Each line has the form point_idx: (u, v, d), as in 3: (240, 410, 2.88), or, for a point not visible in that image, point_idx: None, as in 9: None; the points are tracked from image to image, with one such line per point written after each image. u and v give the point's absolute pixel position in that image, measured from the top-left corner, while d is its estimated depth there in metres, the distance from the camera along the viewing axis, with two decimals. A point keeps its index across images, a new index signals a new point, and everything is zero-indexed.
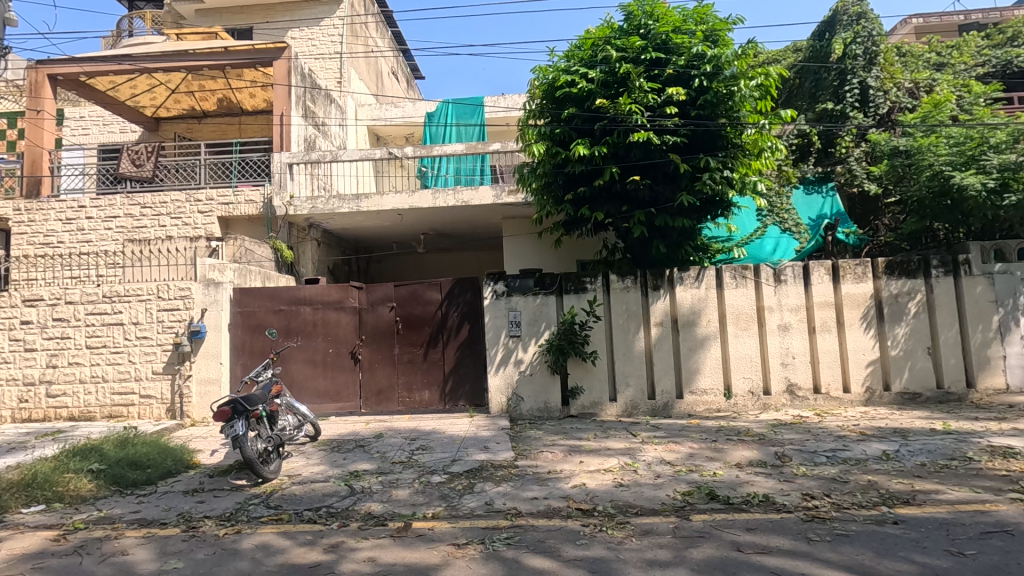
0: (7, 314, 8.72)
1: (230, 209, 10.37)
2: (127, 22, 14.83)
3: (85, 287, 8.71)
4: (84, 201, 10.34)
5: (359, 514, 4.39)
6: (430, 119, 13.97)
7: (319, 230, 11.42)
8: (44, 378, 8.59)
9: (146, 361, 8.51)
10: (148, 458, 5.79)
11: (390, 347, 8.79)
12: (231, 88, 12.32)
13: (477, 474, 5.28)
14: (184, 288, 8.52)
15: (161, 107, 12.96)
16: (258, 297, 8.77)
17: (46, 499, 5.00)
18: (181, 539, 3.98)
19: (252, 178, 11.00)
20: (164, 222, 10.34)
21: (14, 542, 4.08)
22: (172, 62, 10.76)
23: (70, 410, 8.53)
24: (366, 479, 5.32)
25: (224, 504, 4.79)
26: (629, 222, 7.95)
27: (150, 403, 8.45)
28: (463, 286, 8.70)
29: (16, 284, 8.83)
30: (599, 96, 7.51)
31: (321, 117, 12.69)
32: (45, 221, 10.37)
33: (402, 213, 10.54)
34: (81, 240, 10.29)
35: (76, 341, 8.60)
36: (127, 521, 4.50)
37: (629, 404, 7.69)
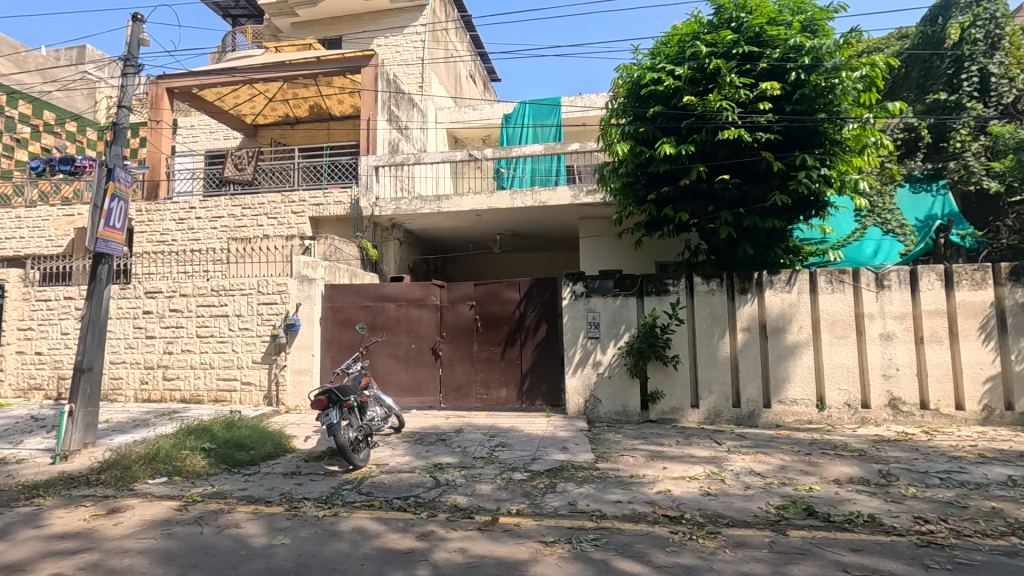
0: (132, 304, 9.70)
1: (321, 210, 10.98)
2: (232, 37, 16.09)
3: (196, 281, 9.54)
4: (195, 202, 11.31)
5: (446, 506, 4.53)
6: (508, 120, 14.18)
7: (402, 230, 11.85)
8: (161, 363, 9.49)
9: (247, 351, 9.20)
10: (252, 441, 6.26)
11: (469, 345, 9.00)
12: (322, 96, 13.05)
13: (558, 474, 5.29)
14: (282, 284, 9.13)
15: (260, 115, 13.93)
16: (347, 293, 9.24)
17: (167, 472, 5.54)
18: (286, 518, 4.28)
19: (341, 179, 11.57)
20: (262, 222, 11.12)
21: (144, 509, 4.55)
22: (271, 72, 11.54)
23: (182, 392, 9.37)
24: (450, 472, 5.48)
25: (320, 487, 5.10)
26: (715, 222, 7.69)
27: (250, 390, 9.13)
28: (542, 286, 8.75)
29: (138, 277, 9.80)
30: (686, 93, 7.32)
31: (404, 120, 13.15)
32: (161, 221, 11.43)
33: (480, 214, 10.74)
34: (191, 238, 11.27)
35: (188, 330, 9.44)
36: (237, 497, 4.90)
37: (711, 411, 7.44)
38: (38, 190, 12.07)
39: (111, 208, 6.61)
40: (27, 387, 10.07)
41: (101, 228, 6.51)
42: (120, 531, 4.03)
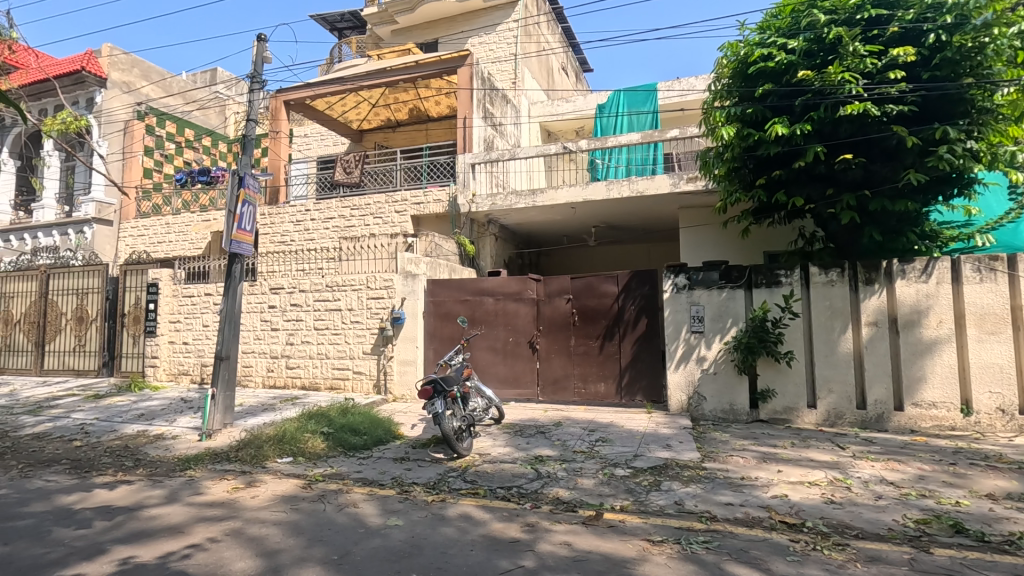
0: (259, 299, 10.70)
1: (421, 208, 11.40)
2: (339, 49, 17.24)
3: (312, 278, 10.33)
4: (310, 205, 12.23)
5: (548, 498, 4.56)
6: (602, 110, 13.90)
7: (498, 226, 12.08)
8: (284, 353, 10.41)
9: (358, 342, 9.83)
10: (364, 426, 6.67)
11: (566, 339, 8.99)
12: (421, 98, 13.57)
13: (662, 472, 5.13)
14: (388, 279, 9.65)
15: (364, 120, 14.77)
16: (448, 287, 9.59)
17: (293, 452, 6.06)
18: (398, 501, 4.52)
19: (439, 178, 11.98)
20: (369, 221, 11.79)
21: (275, 485, 5.02)
22: (374, 79, 12.16)
23: (302, 380, 10.22)
24: (551, 465, 5.51)
25: (428, 473, 5.33)
26: (835, 207, 7.05)
27: (361, 378, 9.75)
28: (641, 279, 8.54)
29: (264, 275, 10.79)
30: (801, 67, 6.76)
31: (498, 117, 13.35)
32: (281, 223, 12.48)
33: (576, 207, 10.66)
34: (307, 238, 12.21)
35: (306, 322, 10.26)
36: (354, 479, 5.25)
37: (831, 413, 6.85)
38: (182, 199, 13.67)
39: (242, 213, 7.33)
40: (177, 372, 11.48)
41: (234, 231, 7.24)
42: (257, 503, 4.46)
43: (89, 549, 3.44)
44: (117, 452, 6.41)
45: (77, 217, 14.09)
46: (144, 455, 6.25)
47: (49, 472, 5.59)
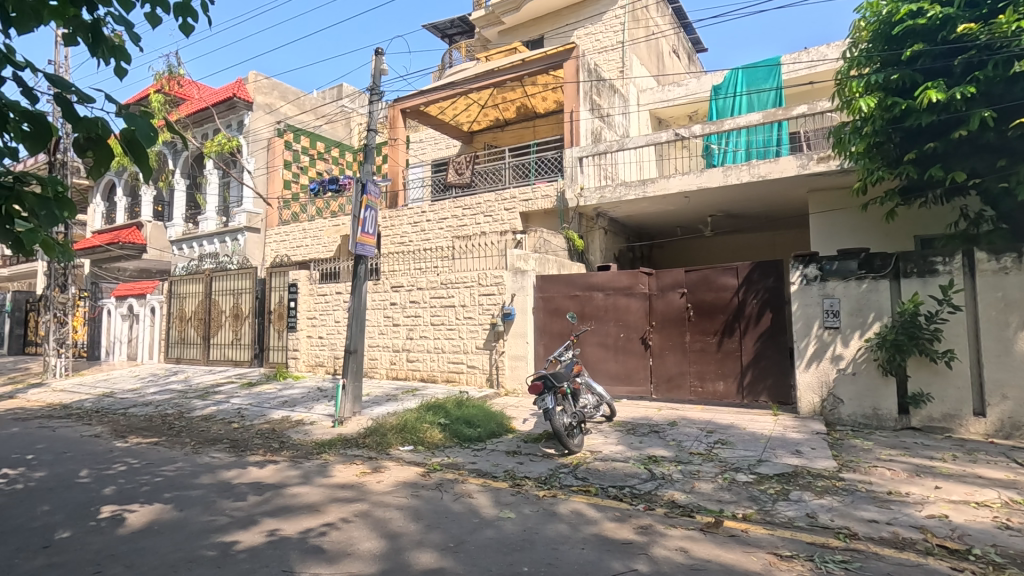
0: (382, 297, 11.48)
1: (530, 205, 11.51)
2: (450, 55, 17.96)
3: (429, 276, 10.88)
4: (425, 207, 12.86)
5: (663, 500, 4.39)
6: (717, 92, 13.01)
7: (606, 219, 11.86)
8: (405, 346, 11.08)
9: (472, 337, 10.19)
10: (478, 419, 6.90)
11: (681, 335, 8.60)
12: (528, 96, 13.69)
13: (792, 481, 4.71)
14: (499, 276, 9.90)
15: (475, 122, 15.21)
16: (557, 283, 9.61)
17: (413, 441, 6.43)
18: (510, 493, 4.61)
19: (547, 174, 12.03)
20: (480, 220, 12.13)
21: (398, 471, 5.36)
22: (483, 81, 12.48)
23: (421, 372, 10.82)
24: (666, 466, 5.30)
25: (539, 468, 5.38)
26: (1008, 181, 6.01)
27: (475, 372, 10.10)
28: (764, 270, 7.97)
29: (386, 274, 11.56)
30: (961, 21, 5.86)
31: (606, 108, 13.10)
32: (400, 226, 13.27)
33: (689, 196, 10.14)
34: (424, 239, 12.86)
35: (424, 318, 10.83)
36: (469, 469, 5.44)
37: (1004, 423, 5.87)
38: (316, 207, 15.04)
39: (365, 217, 7.90)
40: (314, 363, 12.69)
41: (359, 234, 7.83)
42: (382, 487, 4.79)
43: (244, 520, 3.91)
44: (267, 434, 7.24)
45: (233, 227, 16.10)
46: (287, 438, 6.99)
47: (214, 449, 6.45)
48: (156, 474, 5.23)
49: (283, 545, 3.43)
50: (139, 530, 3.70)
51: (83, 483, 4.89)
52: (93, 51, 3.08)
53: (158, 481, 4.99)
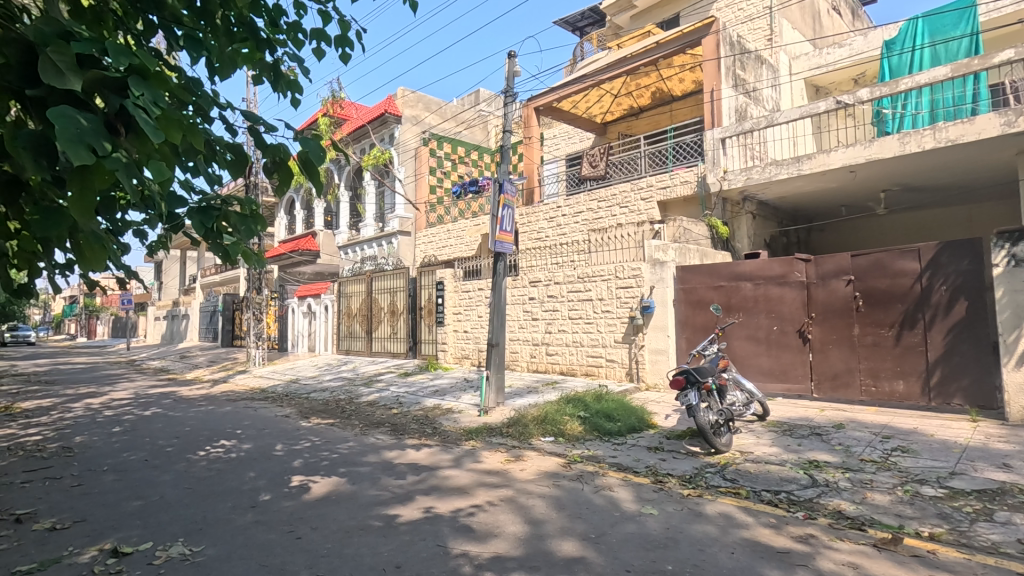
0: (521, 292, 11.85)
1: (668, 193, 11.05)
2: (581, 47, 17.89)
3: (565, 270, 11.00)
4: (561, 202, 12.93)
5: (827, 510, 3.97)
6: (889, 48, 11.35)
7: (755, 203, 10.96)
8: (544, 340, 11.32)
9: (610, 331, 10.09)
10: (618, 413, 6.83)
11: (847, 327, 7.68)
12: (664, 79, 13.14)
13: (996, 499, 3.98)
14: (636, 268, 9.71)
15: (608, 112, 14.95)
16: (699, 274, 9.15)
17: (554, 432, 6.57)
18: (653, 490, 4.50)
19: (686, 159, 11.45)
20: (616, 212, 11.87)
21: (540, 461, 5.52)
22: (616, 70, 12.24)
23: (561, 365, 10.97)
24: (830, 472, 4.79)
25: (683, 466, 5.18)
26: None
27: (614, 366, 9.98)
28: (955, 252, 6.83)
29: (524, 270, 11.92)
30: None
31: (753, 83, 12.09)
32: (537, 222, 13.46)
33: (856, 170, 8.98)
34: (560, 233, 12.92)
35: (562, 312, 10.98)
36: (609, 463, 5.43)
37: None
38: (458, 208, 15.96)
39: (503, 215, 8.22)
40: (460, 356, 13.51)
41: (497, 232, 8.17)
42: (525, 475, 4.98)
43: (403, 496, 4.33)
44: (421, 420, 7.91)
45: (388, 231, 17.75)
46: (439, 425, 7.56)
47: (378, 432, 7.21)
48: (332, 451, 5.99)
49: (438, 522, 3.74)
50: (321, 499, 4.28)
51: (278, 455, 5.79)
52: (274, 87, 3.67)
53: (334, 457, 5.72)
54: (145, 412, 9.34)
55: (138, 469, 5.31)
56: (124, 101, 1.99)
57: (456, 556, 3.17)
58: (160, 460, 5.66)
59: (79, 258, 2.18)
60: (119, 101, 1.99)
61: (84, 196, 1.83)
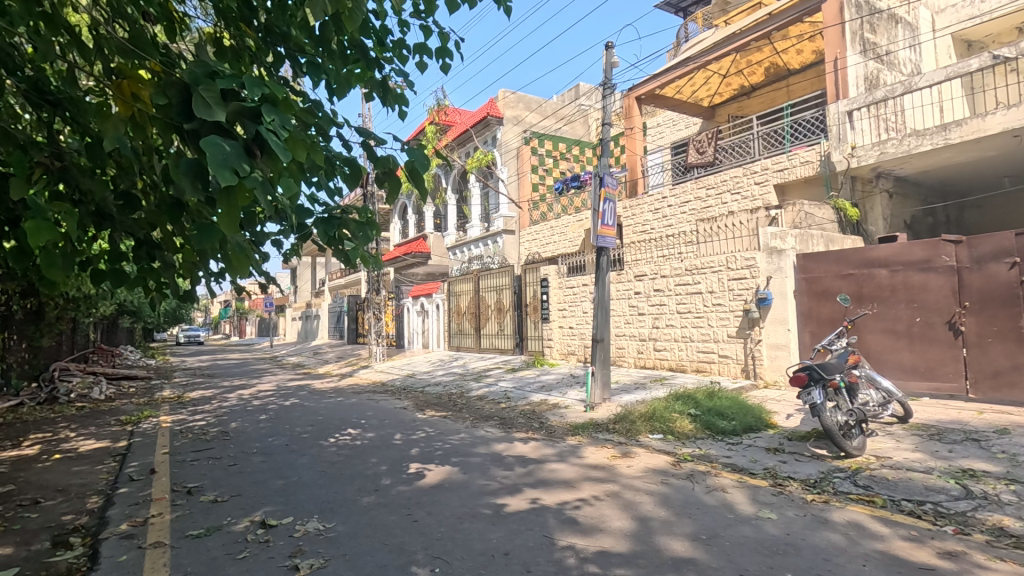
0: (626, 287, 11.62)
1: (786, 175, 10.15)
2: (685, 29, 17.11)
3: (673, 263, 10.62)
4: (666, 192, 12.24)
5: (984, 526, 3.49)
6: None
7: (891, 180, 9.81)
8: (651, 335, 11.02)
9: (722, 325, 9.59)
10: (732, 412, 6.49)
11: (1012, 318, 6.62)
12: (778, 52, 12.20)
13: None
14: (750, 258, 9.14)
15: (716, 94, 14.10)
16: (824, 261, 8.40)
17: (663, 429, 6.39)
18: (771, 494, 4.23)
19: (806, 138, 10.47)
20: (727, 199, 11.05)
21: (649, 458, 5.41)
22: (723, 48, 11.55)
23: (670, 361, 10.61)
24: (989, 483, 4.19)
25: (808, 469, 4.81)
26: None
27: (727, 362, 9.46)
28: None
29: (629, 264, 11.68)
30: None
31: (885, 46, 10.82)
32: (642, 214, 12.84)
33: (1021, 134, 7.72)
34: (666, 225, 12.20)
35: (670, 306, 10.61)
36: (722, 463, 5.18)
37: None
38: (561, 205, 15.99)
39: (605, 209, 8.14)
40: (567, 352, 13.56)
41: (599, 226, 8.10)
42: (632, 471, 4.91)
43: (511, 487, 4.46)
44: (529, 414, 8.07)
45: (494, 231, 18.28)
46: (546, 419, 7.67)
47: (488, 425, 7.48)
48: (445, 442, 6.32)
49: (545, 513, 3.82)
50: (435, 486, 4.55)
51: (397, 444, 6.23)
52: (383, 101, 3.95)
53: (447, 447, 6.03)
54: (286, 402, 10.49)
55: (280, 452, 5.99)
56: (258, 127, 2.27)
57: (561, 547, 3.22)
58: (298, 445, 6.34)
59: (230, 266, 2.53)
60: (254, 126, 2.28)
61: (231, 211, 2.11)
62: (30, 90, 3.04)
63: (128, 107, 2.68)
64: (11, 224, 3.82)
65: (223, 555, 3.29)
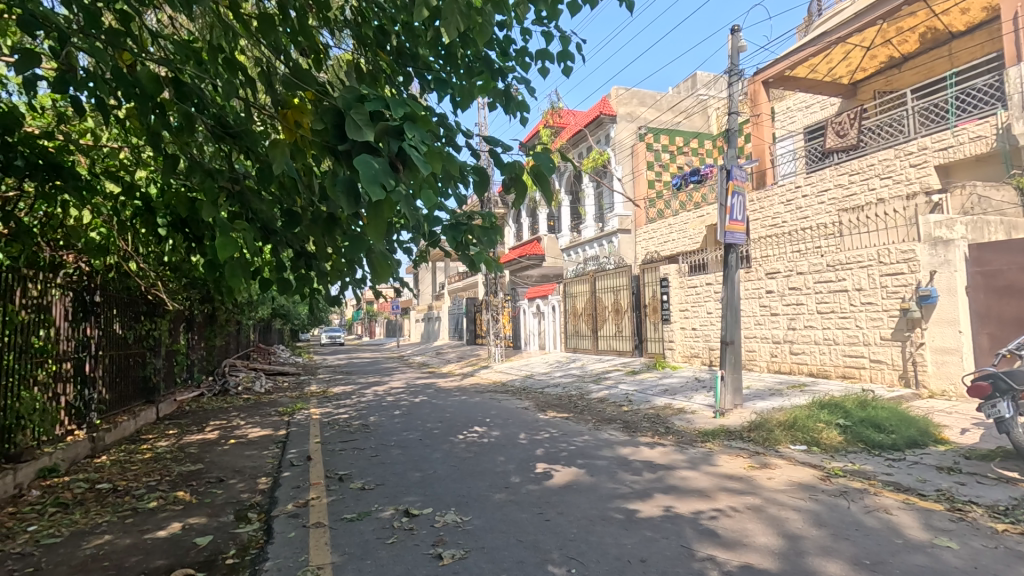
0: (757, 285, 10.84)
1: (951, 153, 8.81)
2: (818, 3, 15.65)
3: (811, 258, 9.76)
4: (800, 181, 11.21)
5: None
6: None
7: None
8: (787, 337, 10.19)
9: (874, 327, 8.64)
10: (891, 423, 5.80)
11: None
12: (936, 15, 10.73)
13: None
14: (907, 250, 8.14)
15: (857, 69, 12.66)
16: (1004, 252, 7.23)
17: (806, 441, 5.87)
18: (949, 519, 3.70)
19: (977, 110, 9.06)
20: (875, 184, 9.86)
21: (792, 471, 4.98)
22: (868, 17, 10.35)
23: (810, 366, 9.72)
24: None
25: (995, 494, 4.13)
26: None
27: (881, 368, 8.49)
28: None
29: (758, 260, 10.92)
30: None
31: None
32: (772, 206, 11.88)
33: None
34: (801, 217, 11.16)
35: (808, 306, 9.74)
36: (882, 481, 4.63)
37: None
38: (679, 201, 15.15)
39: (733, 203, 7.67)
40: (690, 354, 12.95)
41: (727, 222, 7.65)
42: (773, 484, 4.56)
43: (642, 493, 4.35)
44: (653, 419, 7.83)
45: (609, 231, 18.04)
46: (672, 424, 7.39)
47: (611, 427, 7.38)
48: (570, 443, 6.33)
49: (680, 522, 3.68)
50: (564, 487, 4.58)
51: (522, 443, 6.36)
52: (505, 110, 4.06)
53: (572, 449, 6.05)
54: (416, 399, 11.18)
55: (415, 446, 6.39)
56: (401, 143, 2.44)
57: (701, 559, 3.08)
58: (430, 440, 6.72)
59: (374, 273, 2.74)
60: (398, 143, 2.45)
61: (379, 223, 2.28)
62: (215, 125, 3.54)
63: (291, 133, 2.99)
64: (197, 241, 4.43)
65: (374, 539, 3.59)
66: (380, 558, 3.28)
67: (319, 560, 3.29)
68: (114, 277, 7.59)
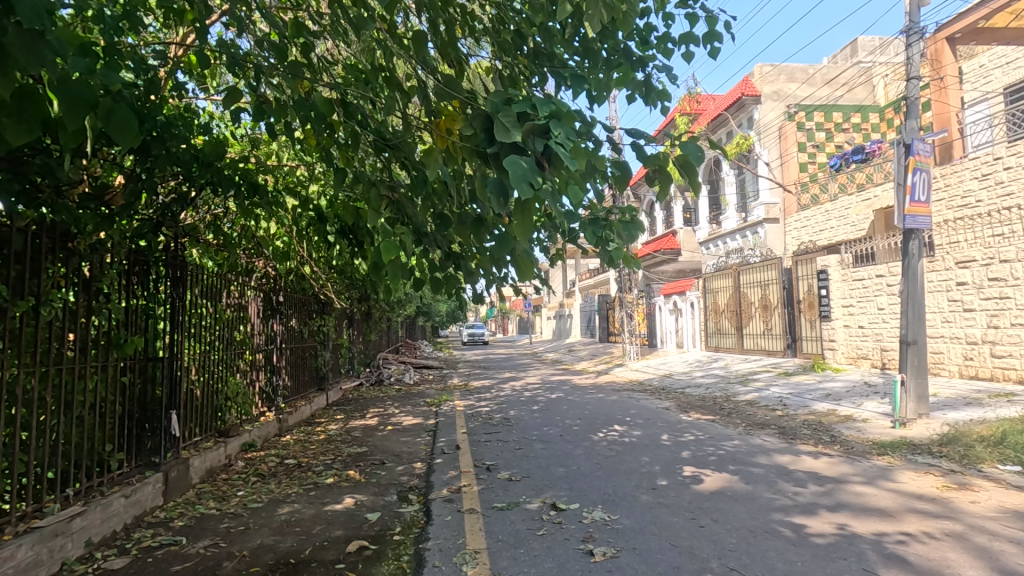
0: (944, 276, 9.42)
1: None
2: None
3: (1020, 243, 8.26)
4: (1002, 151, 8.79)
5: None
6: None
7: None
8: (986, 338, 8.71)
9: None
10: None
11: None
12: None
13: None
14: None
15: None
16: None
17: (1020, 461, 4.91)
18: None
19: None
20: None
21: (1004, 495, 4.18)
22: None
23: (1019, 372, 8.20)
24: None
25: None
26: None
27: None
28: None
29: (944, 248, 9.48)
30: None
31: None
32: (962, 183, 9.47)
33: None
34: (1003, 195, 8.70)
35: (1017, 300, 8.27)
36: None
37: None
38: (838, 184, 13.39)
39: (915, 182, 6.66)
40: (856, 355, 11.54)
41: (907, 204, 6.68)
42: (979, 510, 3.86)
43: (806, 507, 3.95)
44: (814, 425, 7.10)
45: (753, 221, 16.77)
46: (838, 433, 6.64)
47: (765, 433, 6.84)
48: (719, 447, 5.97)
49: (858, 543, 3.29)
50: (717, 493, 4.32)
51: (667, 444, 6.13)
52: (646, 100, 3.92)
53: (722, 453, 5.69)
54: (553, 395, 11.34)
55: (557, 442, 6.47)
56: (547, 142, 2.41)
57: None
58: (571, 437, 6.76)
59: (518, 271, 2.80)
60: (544, 142, 2.42)
61: (526, 223, 2.28)
62: (376, 138, 3.87)
63: (445, 140, 3.11)
64: (359, 244, 4.85)
65: (525, 529, 3.70)
66: (532, 548, 3.37)
67: (475, 545, 3.47)
68: (293, 279, 8.68)
